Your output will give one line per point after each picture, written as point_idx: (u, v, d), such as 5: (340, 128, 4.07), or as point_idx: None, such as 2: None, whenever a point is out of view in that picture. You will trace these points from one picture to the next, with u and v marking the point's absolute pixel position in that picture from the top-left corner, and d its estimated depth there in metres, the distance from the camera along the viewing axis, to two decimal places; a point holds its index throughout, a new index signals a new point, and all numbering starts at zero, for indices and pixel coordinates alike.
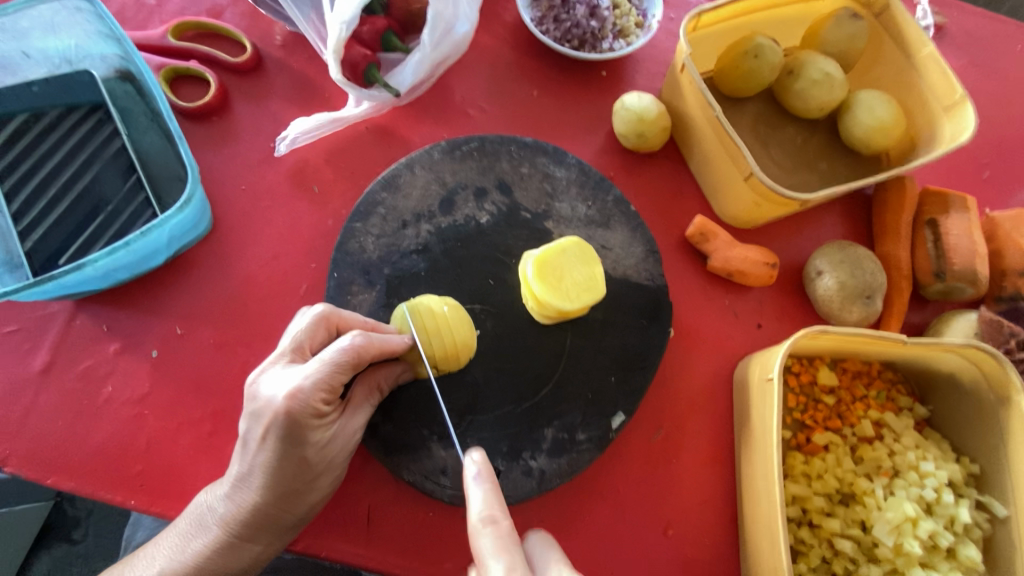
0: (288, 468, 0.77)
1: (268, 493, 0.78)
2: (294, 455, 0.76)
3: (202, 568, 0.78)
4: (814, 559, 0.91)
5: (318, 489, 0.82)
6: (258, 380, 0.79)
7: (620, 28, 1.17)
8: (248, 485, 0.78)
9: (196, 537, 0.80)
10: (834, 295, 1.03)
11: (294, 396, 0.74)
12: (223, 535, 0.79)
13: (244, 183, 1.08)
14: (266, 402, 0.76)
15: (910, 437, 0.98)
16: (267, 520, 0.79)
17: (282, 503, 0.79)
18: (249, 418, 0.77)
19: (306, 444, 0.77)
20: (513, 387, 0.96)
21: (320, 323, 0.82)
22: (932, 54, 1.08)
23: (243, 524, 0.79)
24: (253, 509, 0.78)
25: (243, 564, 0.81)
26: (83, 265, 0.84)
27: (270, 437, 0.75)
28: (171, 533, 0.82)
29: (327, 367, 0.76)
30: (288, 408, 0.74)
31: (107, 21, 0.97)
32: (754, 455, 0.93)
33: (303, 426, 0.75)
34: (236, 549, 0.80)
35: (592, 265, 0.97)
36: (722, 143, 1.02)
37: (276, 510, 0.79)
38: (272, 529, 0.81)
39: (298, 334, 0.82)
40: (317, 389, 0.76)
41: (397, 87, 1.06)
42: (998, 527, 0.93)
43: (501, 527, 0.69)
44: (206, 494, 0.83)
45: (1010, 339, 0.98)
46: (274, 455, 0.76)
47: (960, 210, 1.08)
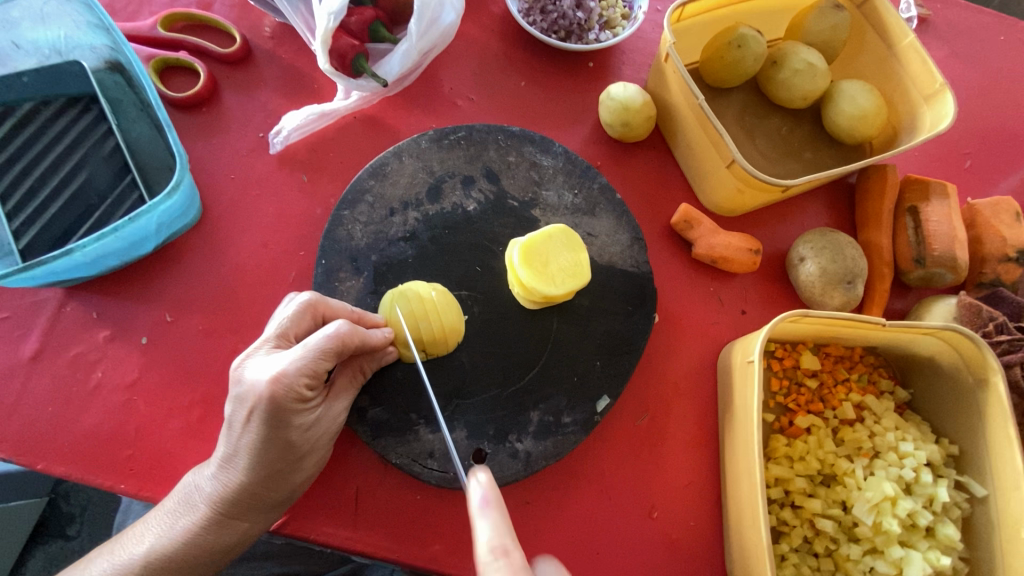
0: (272, 450, 0.78)
1: (254, 473, 0.79)
2: (279, 436, 0.78)
3: (190, 545, 0.80)
4: (796, 539, 0.93)
5: (303, 469, 0.83)
6: (242, 365, 0.80)
7: (606, 19, 1.19)
8: (234, 465, 0.80)
9: (184, 515, 0.81)
10: (815, 281, 1.04)
11: (277, 380, 0.75)
12: (210, 513, 0.80)
13: (233, 173, 1.09)
14: (251, 386, 0.77)
15: (890, 419, 0.99)
16: (253, 500, 0.81)
17: (268, 483, 0.80)
18: (234, 401, 0.78)
19: (290, 427, 0.78)
20: (500, 372, 0.97)
21: (306, 312, 0.83)
22: (913, 43, 1.10)
23: (229, 502, 0.80)
24: (239, 488, 0.80)
25: (230, 542, 0.82)
26: (72, 251, 0.84)
27: (254, 420, 0.77)
28: (159, 512, 0.83)
29: (311, 354, 0.77)
30: (272, 393, 0.75)
31: (96, 11, 0.99)
32: (737, 437, 0.95)
33: (287, 410, 0.76)
34: (224, 527, 0.81)
35: (577, 251, 0.99)
36: (705, 131, 1.04)
37: (262, 490, 0.81)
38: (259, 508, 0.82)
39: (283, 320, 0.83)
40: (301, 374, 0.76)
41: (385, 76, 1.08)
42: (977, 506, 0.94)
43: (512, 559, 0.62)
44: (194, 474, 0.84)
45: (988, 323, 1.00)
46: (259, 437, 0.77)
47: (940, 197, 1.10)
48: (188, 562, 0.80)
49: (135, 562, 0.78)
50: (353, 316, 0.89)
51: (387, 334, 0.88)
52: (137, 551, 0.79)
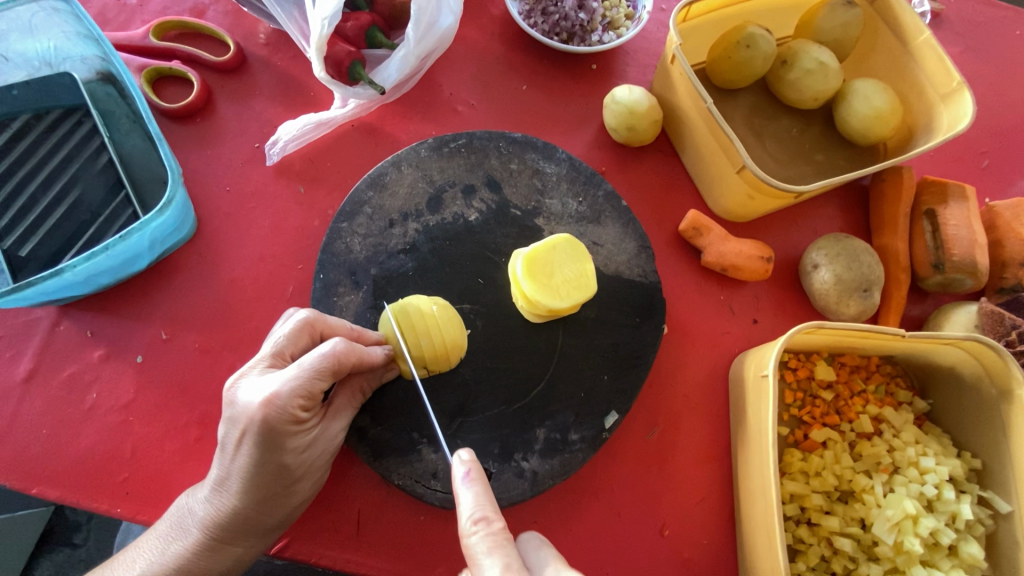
0: (267, 473, 0.76)
1: (248, 497, 0.77)
2: (273, 460, 0.75)
3: (183, 570, 0.77)
4: (813, 558, 0.90)
5: (299, 492, 0.81)
6: (235, 388, 0.76)
7: (609, 20, 1.15)
8: (228, 488, 0.77)
9: (177, 540, 0.78)
10: (830, 289, 1.01)
11: (270, 403, 0.72)
12: (204, 538, 0.78)
13: (229, 185, 1.06)
14: (243, 409, 0.73)
15: (909, 432, 0.96)
16: (248, 523, 0.78)
17: (264, 506, 0.78)
18: (227, 424, 0.75)
19: (284, 450, 0.75)
20: (505, 388, 0.94)
21: (302, 329, 0.80)
22: (928, 40, 1.06)
23: (223, 526, 0.78)
24: (234, 512, 0.77)
25: (225, 567, 0.80)
26: (61, 270, 0.82)
27: (247, 443, 0.74)
28: (152, 535, 0.81)
29: (306, 374, 0.74)
30: (265, 416, 0.72)
31: (85, 21, 0.95)
32: (750, 453, 0.91)
33: (280, 433, 0.74)
34: (218, 551, 0.79)
35: (583, 262, 0.96)
36: (714, 136, 1.00)
37: (256, 514, 0.78)
38: (253, 532, 0.80)
39: (280, 339, 0.80)
40: (295, 396, 0.73)
41: (382, 83, 1.04)
42: (1001, 523, 0.91)
43: (493, 526, 0.67)
44: (187, 496, 0.82)
45: (1011, 331, 0.95)
46: (253, 460, 0.75)
47: (959, 200, 1.06)
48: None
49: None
50: (353, 333, 0.86)
51: (386, 351, 0.86)
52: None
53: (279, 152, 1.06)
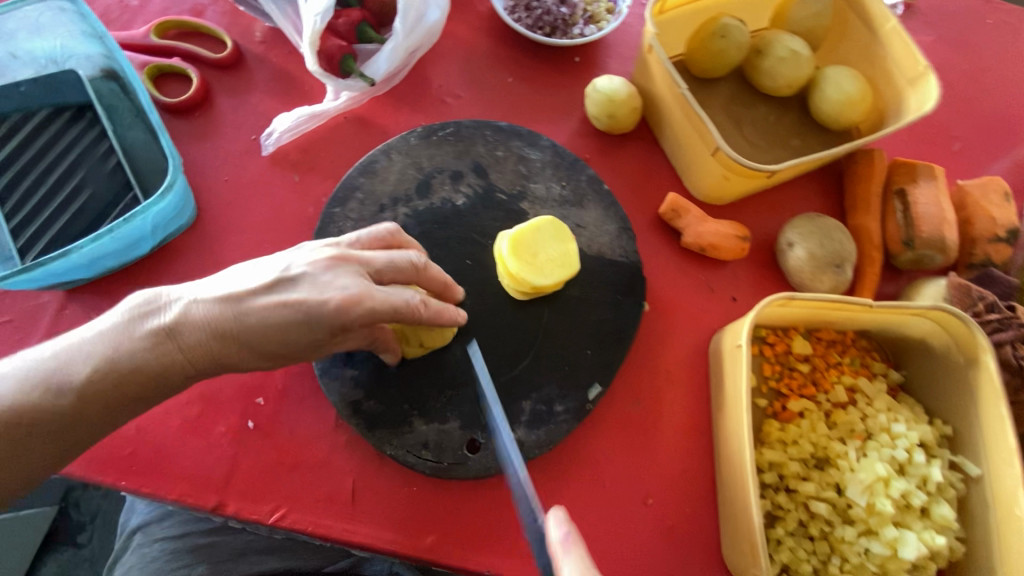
0: (293, 338, 0.76)
1: (247, 344, 0.74)
2: (304, 329, 0.75)
3: (121, 362, 0.71)
4: (791, 523, 0.93)
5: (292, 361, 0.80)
6: (330, 261, 0.79)
7: (591, 14, 1.21)
8: (236, 320, 0.73)
9: (148, 329, 0.72)
10: (804, 266, 1.05)
11: (350, 304, 0.75)
12: (165, 342, 0.72)
13: (227, 175, 1.11)
14: (327, 287, 0.76)
15: (882, 400, 0.99)
16: (216, 362, 0.75)
17: (256, 358, 0.77)
18: (303, 277, 0.77)
19: (323, 333, 0.77)
20: (492, 363, 0.98)
21: (412, 262, 0.85)
22: (895, 28, 1.10)
23: (196, 353, 0.73)
24: (216, 338, 0.73)
25: (145, 387, 0.73)
26: (69, 252, 0.86)
27: (303, 302, 0.74)
28: (129, 309, 0.74)
29: (397, 301, 0.79)
30: (341, 303, 0.75)
31: (90, 20, 1.01)
32: (728, 423, 0.95)
33: (334, 320, 0.76)
34: (160, 366, 0.72)
35: (566, 242, 1.00)
36: (690, 121, 1.05)
37: (232, 357, 0.75)
38: (206, 370, 0.75)
39: (396, 258, 0.84)
40: (375, 309, 0.77)
41: (372, 76, 1.10)
42: (972, 486, 0.94)
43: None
44: (189, 288, 0.76)
45: (979, 302, 1.00)
46: (297, 317, 0.74)
47: (928, 179, 1.11)
48: (100, 383, 0.70)
49: (79, 353, 0.71)
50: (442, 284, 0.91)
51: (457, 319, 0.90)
52: (80, 344, 0.71)
53: (274, 143, 1.11)
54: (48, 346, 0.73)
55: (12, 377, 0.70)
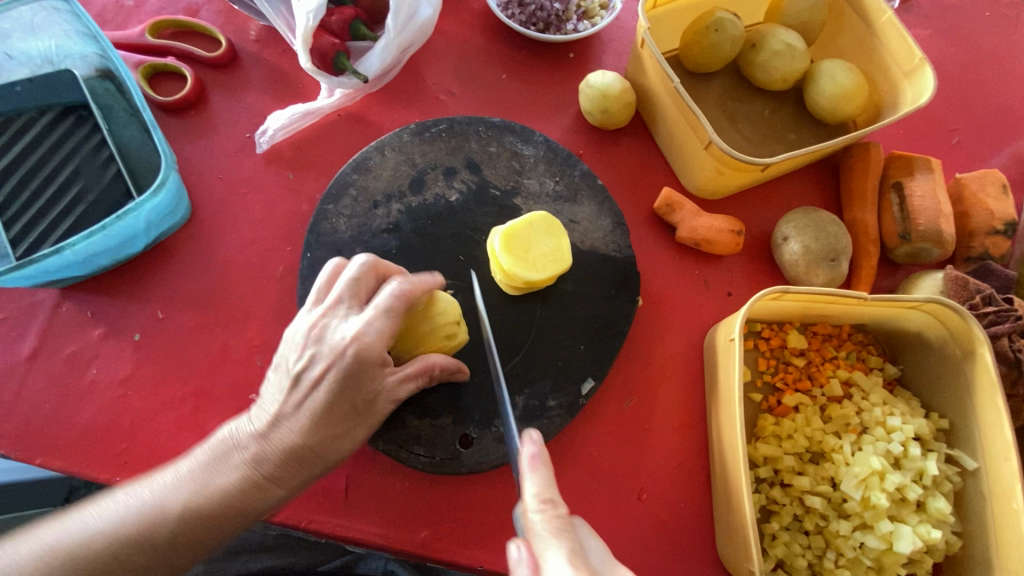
0: (345, 408, 0.78)
1: (314, 434, 0.77)
2: (354, 393, 0.78)
3: (224, 504, 0.73)
4: (786, 517, 0.93)
5: (357, 433, 0.81)
6: (321, 324, 0.81)
7: (584, 10, 1.21)
8: (292, 421, 0.77)
9: (224, 470, 0.75)
10: (799, 260, 1.05)
11: (360, 338, 0.77)
12: (247, 473, 0.75)
13: (221, 173, 1.11)
14: (333, 347, 0.78)
15: (878, 394, 0.99)
16: (302, 462, 0.77)
17: (324, 444, 0.78)
18: (310, 356, 0.78)
19: (363, 387, 0.78)
20: (485, 358, 0.98)
21: (368, 272, 0.85)
22: (890, 20, 1.09)
23: (278, 462, 0.76)
24: (290, 444, 0.76)
25: (261, 507, 0.76)
26: (62, 249, 0.87)
27: (332, 374, 0.77)
28: (187, 465, 0.76)
29: (386, 314, 0.80)
30: (358, 350, 0.77)
31: (83, 19, 1.02)
32: (721, 417, 0.95)
33: (367, 370, 0.78)
34: (260, 487, 0.76)
35: (558, 237, 1.00)
36: (683, 115, 1.04)
37: (313, 451, 0.78)
38: (302, 472, 0.78)
39: (353, 279, 0.84)
40: (383, 336, 0.79)
41: (365, 73, 1.10)
42: (969, 479, 0.93)
43: (556, 510, 0.68)
44: (233, 426, 0.80)
45: (975, 295, 0.99)
46: (334, 390, 0.77)
47: (924, 172, 1.10)
48: (218, 529, 0.73)
49: (168, 510, 0.71)
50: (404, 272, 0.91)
51: (436, 279, 0.90)
52: (151, 500, 0.72)
53: (268, 139, 1.11)
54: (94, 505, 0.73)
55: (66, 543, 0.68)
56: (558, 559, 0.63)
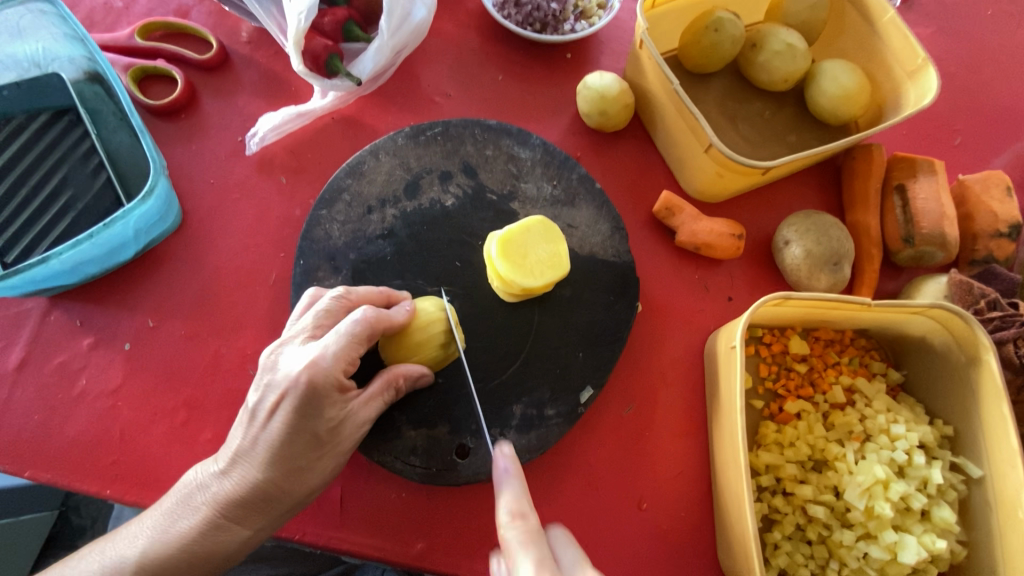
0: (301, 441, 0.77)
1: (272, 470, 0.77)
2: (310, 424, 0.76)
3: (185, 550, 0.76)
4: (788, 527, 0.91)
5: (321, 467, 0.79)
6: (277, 355, 0.80)
7: (581, 10, 1.19)
8: (250, 461, 0.78)
9: (183, 517, 0.78)
10: (801, 264, 1.03)
11: (315, 364, 0.76)
12: (209, 513, 0.77)
13: (213, 177, 1.09)
14: (284, 374, 0.77)
15: (881, 401, 0.97)
16: (263, 500, 0.78)
17: (284, 480, 0.77)
18: (264, 389, 0.78)
19: (320, 417, 0.77)
20: (481, 366, 0.96)
21: (337, 305, 0.84)
22: (893, 19, 1.08)
23: (237, 505, 0.77)
24: (249, 485, 0.77)
25: (228, 548, 0.78)
26: (48, 258, 0.85)
27: (285, 406, 0.76)
28: (157, 512, 0.80)
29: (345, 340, 0.78)
30: (311, 376, 0.75)
31: (70, 22, 1.00)
32: (723, 425, 0.93)
33: (323, 396, 0.76)
34: (222, 532, 0.77)
35: (556, 243, 0.98)
36: (682, 117, 1.02)
37: (275, 489, 0.77)
38: (266, 511, 0.79)
39: (321, 311, 0.83)
40: (339, 360, 0.77)
41: (359, 75, 1.08)
42: (974, 487, 0.92)
43: (528, 523, 0.69)
44: (202, 468, 0.82)
45: (980, 300, 0.97)
46: (288, 424, 0.76)
47: (928, 174, 1.08)
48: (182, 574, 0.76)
49: (131, 561, 0.75)
50: (381, 297, 0.89)
51: (409, 311, 0.88)
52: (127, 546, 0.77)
53: (259, 140, 1.09)
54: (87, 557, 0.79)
55: None
56: (528, 571, 0.65)
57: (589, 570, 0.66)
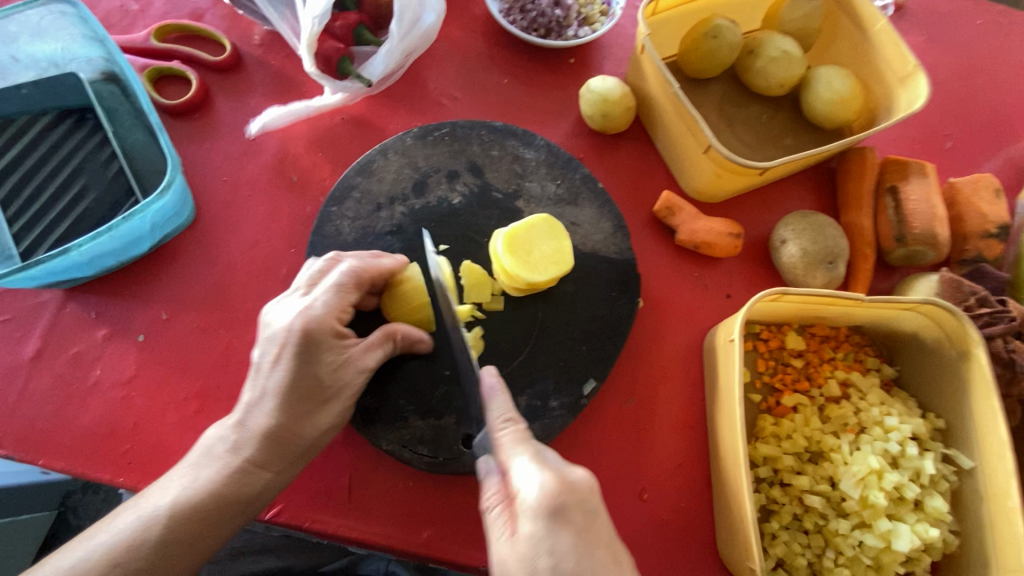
0: (305, 386, 0.80)
1: (284, 415, 0.80)
2: (313, 370, 0.80)
3: (214, 495, 0.78)
4: (785, 516, 0.94)
5: (329, 413, 0.83)
6: (271, 310, 0.84)
7: (585, 16, 1.22)
8: (262, 409, 0.81)
9: (208, 465, 0.80)
10: (797, 262, 1.06)
11: (308, 313, 0.81)
12: (231, 460, 0.80)
13: (225, 175, 1.12)
14: (281, 326, 0.81)
15: (875, 395, 1.00)
16: (281, 444, 0.81)
17: (296, 425, 0.81)
18: (264, 344, 0.81)
19: (321, 363, 0.81)
20: (488, 358, 0.99)
21: (328, 264, 0.90)
22: (885, 27, 1.12)
23: (256, 448, 0.80)
24: (264, 431, 0.80)
25: (253, 492, 0.80)
26: (68, 250, 0.88)
27: (286, 355, 0.79)
28: (181, 467, 0.81)
29: (335, 289, 0.84)
30: (305, 325, 0.80)
31: (90, 23, 1.02)
32: (722, 417, 0.95)
33: (319, 345, 0.80)
34: (247, 475, 0.80)
35: (561, 239, 1.00)
36: (682, 119, 1.06)
37: (288, 433, 0.81)
38: (284, 454, 0.82)
39: (316, 270, 0.88)
40: (330, 307, 0.82)
41: (369, 77, 1.11)
42: (965, 478, 0.95)
43: (518, 425, 0.74)
44: (219, 424, 0.84)
45: (970, 297, 1.00)
46: (291, 373, 0.79)
47: (919, 176, 1.12)
48: (213, 517, 0.78)
49: (162, 511, 0.76)
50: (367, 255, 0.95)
51: (399, 261, 0.94)
52: (155, 500, 0.78)
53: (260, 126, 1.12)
54: (111, 518, 0.78)
55: (102, 549, 0.74)
56: (521, 460, 0.69)
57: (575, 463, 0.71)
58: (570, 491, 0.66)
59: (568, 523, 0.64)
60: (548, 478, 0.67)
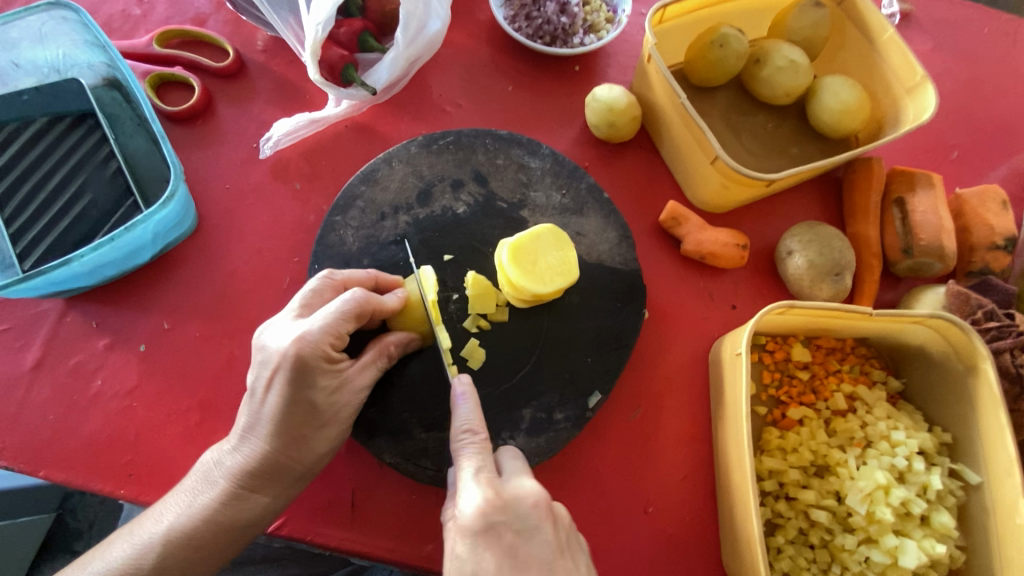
0: (299, 410, 0.79)
1: (278, 440, 0.79)
2: (307, 394, 0.79)
3: (208, 522, 0.77)
4: (791, 531, 0.93)
5: (324, 436, 0.82)
6: (264, 333, 0.83)
7: (590, 24, 1.21)
8: (257, 433, 0.80)
9: (204, 491, 0.79)
10: (804, 274, 1.05)
11: (303, 339, 0.79)
12: (227, 486, 0.79)
13: (228, 183, 1.11)
14: (275, 350, 0.79)
15: (881, 408, 1.00)
16: (276, 469, 0.80)
17: (290, 449, 0.80)
18: (258, 367, 0.80)
19: (315, 387, 0.80)
20: (492, 370, 0.98)
21: (326, 286, 0.88)
22: (892, 37, 1.11)
23: (250, 473, 0.79)
24: (258, 456, 0.79)
25: (248, 517, 0.80)
26: (70, 260, 0.87)
27: (279, 379, 0.78)
28: (177, 493, 0.81)
29: (335, 316, 0.81)
30: (298, 350, 0.78)
31: (92, 29, 1.01)
32: (728, 431, 0.95)
33: (313, 369, 0.79)
34: (242, 501, 0.79)
35: (566, 249, 1.00)
36: (688, 129, 1.05)
37: (283, 457, 0.80)
38: (280, 478, 0.80)
39: (308, 291, 0.86)
40: (326, 334, 0.80)
41: (374, 84, 1.10)
42: (972, 493, 0.94)
43: (477, 437, 0.77)
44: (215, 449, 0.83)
45: (977, 310, 1.00)
46: (284, 397, 0.78)
47: (926, 188, 1.10)
48: (208, 545, 0.77)
49: (157, 539, 0.76)
50: (369, 279, 0.93)
51: (401, 297, 0.92)
52: (151, 527, 0.78)
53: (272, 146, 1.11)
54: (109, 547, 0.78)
55: None
56: (467, 473, 0.73)
57: (525, 478, 0.72)
58: (506, 508, 0.67)
59: (494, 541, 0.65)
60: (485, 494, 0.68)
